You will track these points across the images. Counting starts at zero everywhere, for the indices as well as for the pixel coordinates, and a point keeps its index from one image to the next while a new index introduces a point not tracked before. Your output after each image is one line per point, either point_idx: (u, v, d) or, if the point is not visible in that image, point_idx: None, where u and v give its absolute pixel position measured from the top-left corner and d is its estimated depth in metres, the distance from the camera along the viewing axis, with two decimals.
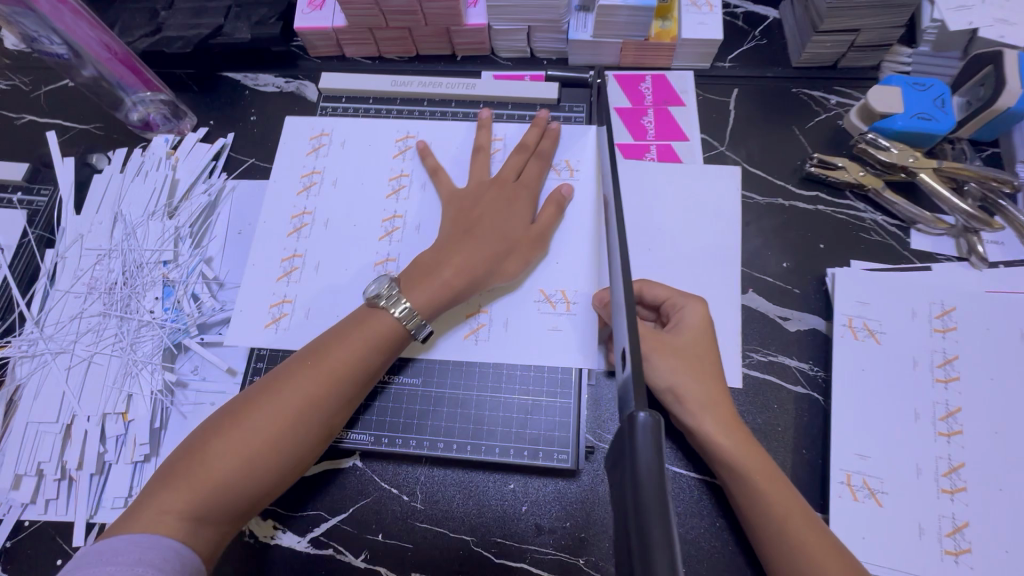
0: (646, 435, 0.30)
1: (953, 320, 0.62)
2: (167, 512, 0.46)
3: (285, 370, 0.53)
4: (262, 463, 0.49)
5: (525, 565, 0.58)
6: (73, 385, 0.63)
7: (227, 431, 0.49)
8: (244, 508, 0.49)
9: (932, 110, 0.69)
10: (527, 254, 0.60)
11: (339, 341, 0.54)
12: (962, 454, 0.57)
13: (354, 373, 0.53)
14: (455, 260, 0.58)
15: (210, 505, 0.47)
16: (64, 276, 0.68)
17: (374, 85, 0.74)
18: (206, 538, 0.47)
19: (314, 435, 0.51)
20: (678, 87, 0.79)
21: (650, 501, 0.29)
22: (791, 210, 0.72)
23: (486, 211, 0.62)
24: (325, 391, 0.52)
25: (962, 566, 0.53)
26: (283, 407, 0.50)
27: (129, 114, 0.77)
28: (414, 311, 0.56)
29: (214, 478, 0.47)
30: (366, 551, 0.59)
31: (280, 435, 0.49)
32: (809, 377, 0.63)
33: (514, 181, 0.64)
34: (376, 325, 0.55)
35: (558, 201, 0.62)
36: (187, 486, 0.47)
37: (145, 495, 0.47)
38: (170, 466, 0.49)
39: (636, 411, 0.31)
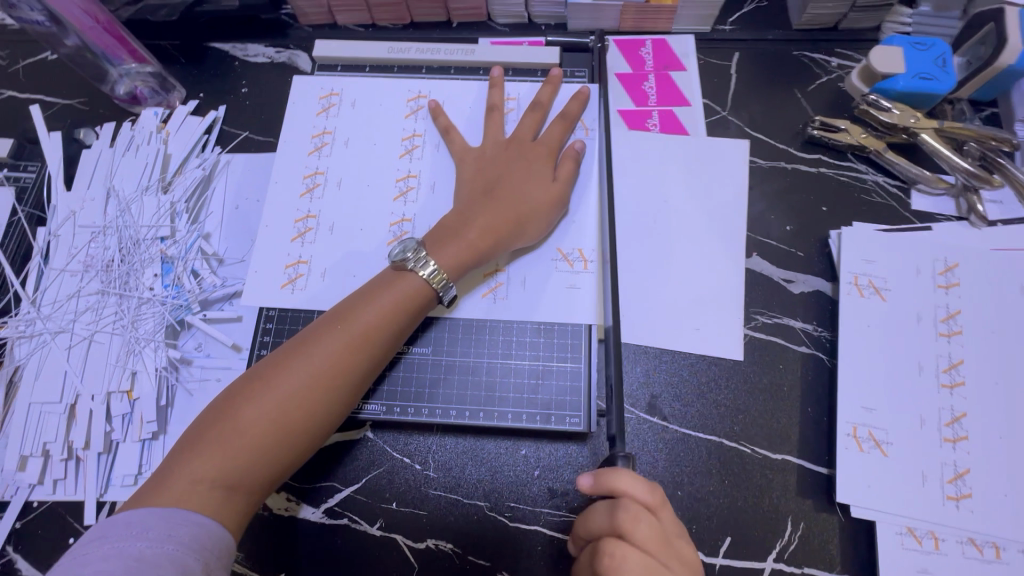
0: None
1: (956, 276, 0.63)
2: (198, 480, 0.45)
3: (310, 334, 0.53)
4: (292, 424, 0.48)
5: (540, 527, 0.59)
6: (75, 363, 0.62)
7: (255, 394, 0.49)
8: (274, 472, 0.48)
9: (934, 70, 0.69)
10: (549, 214, 0.61)
11: (363, 304, 0.54)
12: (964, 404, 0.59)
13: (381, 337, 0.53)
14: (479, 221, 0.58)
15: (242, 470, 0.46)
16: (58, 255, 0.66)
17: (371, 52, 0.72)
18: (238, 505, 0.46)
19: (342, 397, 0.51)
20: (678, 51, 0.78)
21: None
22: (793, 173, 0.72)
23: (504, 171, 0.62)
24: (354, 355, 0.52)
25: (964, 510, 0.56)
26: (312, 368, 0.50)
27: (116, 87, 0.75)
28: (442, 271, 0.56)
29: (245, 441, 0.47)
30: (381, 520, 0.60)
31: (309, 396, 0.49)
32: (814, 338, 0.64)
33: (531, 140, 0.64)
34: (402, 287, 0.55)
35: (574, 156, 0.63)
36: (217, 451, 0.46)
37: (169, 463, 0.46)
38: (196, 431, 0.48)
39: None
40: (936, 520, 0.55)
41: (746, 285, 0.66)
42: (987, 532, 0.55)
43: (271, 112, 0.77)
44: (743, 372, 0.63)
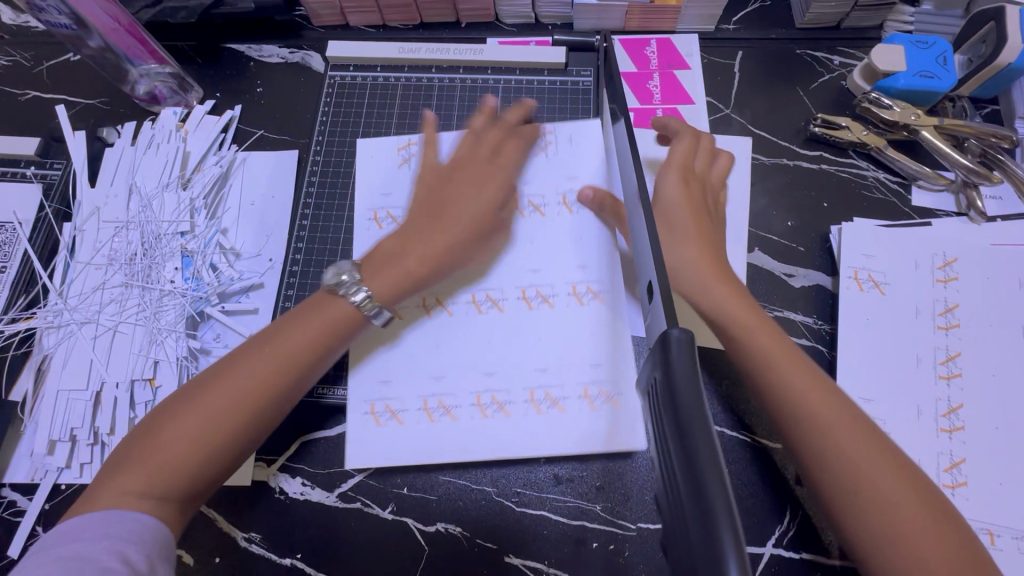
0: (681, 349, 0.34)
1: (954, 271, 0.65)
2: (125, 492, 0.48)
3: (240, 352, 0.54)
4: (215, 442, 0.50)
5: (546, 512, 0.61)
6: (101, 353, 0.65)
7: (181, 412, 0.51)
8: (203, 486, 0.51)
9: (935, 68, 0.70)
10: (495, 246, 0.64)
11: (294, 325, 0.55)
12: (961, 396, 0.60)
13: (312, 353, 0.55)
14: (417, 250, 0.59)
15: (163, 484, 0.49)
16: (83, 249, 0.69)
17: (382, 53, 0.74)
18: (168, 514, 0.49)
19: (266, 414, 0.53)
20: (683, 50, 0.79)
21: (686, 399, 0.32)
22: (795, 170, 0.73)
23: (455, 195, 0.62)
24: (280, 371, 0.53)
25: (959, 498, 0.57)
26: (238, 387, 0.52)
27: (136, 86, 0.77)
28: (373, 296, 0.57)
29: (168, 459, 0.49)
30: (392, 504, 0.62)
31: (231, 415, 0.51)
32: (814, 331, 0.66)
33: (488, 161, 0.65)
34: (330, 309, 0.56)
35: (515, 189, 0.66)
36: (145, 467, 0.49)
37: (99, 479, 0.49)
38: (125, 448, 0.51)
39: (670, 329, 0.35)
40: None
41: (748, 279, 0.68)
42: (983, 519, 0.56)
43: (286, 111, 0.79)
44: None
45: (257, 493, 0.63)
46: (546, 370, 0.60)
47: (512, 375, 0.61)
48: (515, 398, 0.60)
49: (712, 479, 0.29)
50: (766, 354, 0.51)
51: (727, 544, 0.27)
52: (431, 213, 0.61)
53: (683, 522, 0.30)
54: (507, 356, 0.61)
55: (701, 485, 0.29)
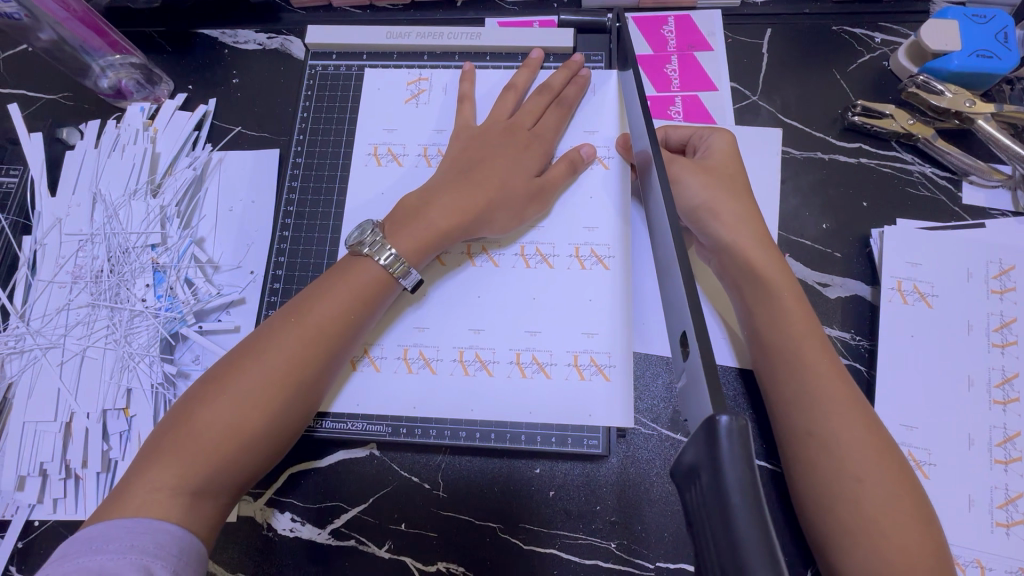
0: (733, 444, 0.26)
1: (1011, 281, 0.58)
2: (158, 490, 0.42)
3: (267, 329, 0.49)
4: (254, 425, 0.45)
5: (555, 550, 0.56)
6: (68, 381, 0.59)
7: (211, 397, 0.45)
8: (245, 475, 0.46)
9: (995, 46, 0.62)
10: (526, 211, 0.57)
11: (322, 294, 0.50)
12: (1017, 423, 0.56)
13: (344, 325, 0.50)
14: (444, 202, 0.54)
15: (204, 479, 0.43)
16: (45, 265, 0.63)
17: (368, 38, 0.66)
18: (205, 511, 0.44)
19: (306, 392, 0.48)
20: (704, 29, 0.71)
21: (743, 519, 0.25)
22: (832, 164, 0.65)
23: (486, 153, 0.58)
24: (313, 346, 0.48)
25: (1013, 537, 0.53)
26: (272, 364, 0.47)
27: (99, 81, 0.70)
28: (400, 257, 0.52)
29: (206, 447, 0.44)
30: (390, 542, 0.57)
31: (270, 394, 0.46)
32: (851, 348, 0.60)
33: (528, 128, 0.60)
34: (363, 276, 0.51)
35: (572, 160, 0.59)
36: (179, 458, 0.43)
37: (128, 474, 0.43)
38: (153, 440, 0.45)
39: (717, 415, 0.27)
40: (982, 547, 0.53)
41: None
42: None
43: (264, 105, 0.72)
44: None
45: (242, 530, 0.58)
46: (592, 334, 0.55)
47: (555, 335, 0.56)
48: (558, 359, 0.55)
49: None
50: (805, 357, 0.50)
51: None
52: (462, 170, 0.57)
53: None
54: (553, 313, 0.56)
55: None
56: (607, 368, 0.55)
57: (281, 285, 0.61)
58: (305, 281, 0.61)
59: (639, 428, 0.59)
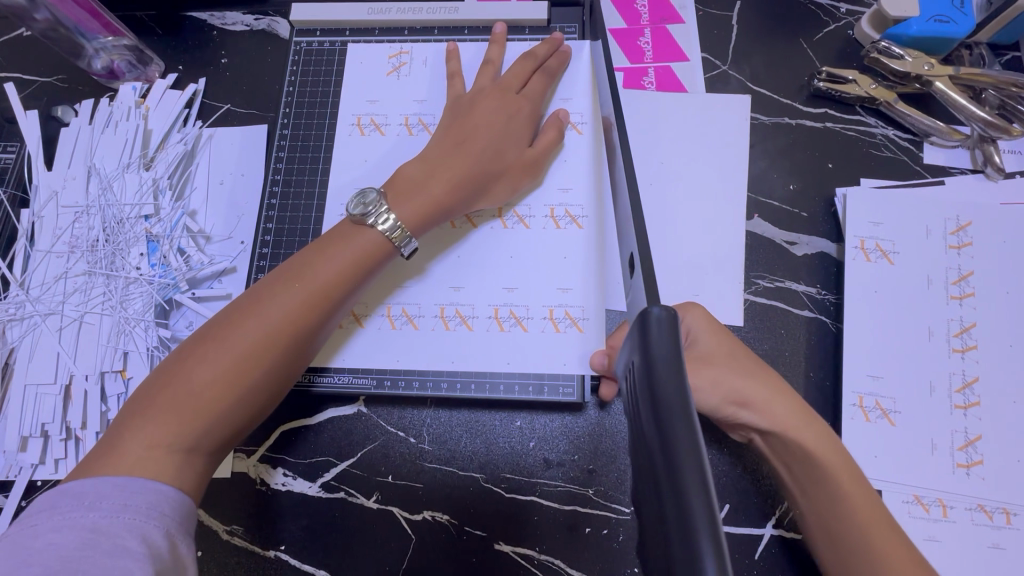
0: (662, 326, 0.34)
1: (969, 236, 0.60)
2: (153, 445, 0.43)
3: (263, 290, 0.50)
4: (250, 381, 0.47)
5: (535, 497, 0.59)
6: (67, 345, 0.62)
7: (207, 353, 0.47)
8: (237, 430, 0.48)
9: (951, 11, 0.65)
10: (519, 179, 0.59)
11: (317, 258, 0.52)
12: (976, 368, 0.57)
13: (339, 291, 0.52)
14: (444, 172, 0.56)
15: (200, 433, 0.45)
16: (44, 237, 0.65)
17: (351, 15, 0.69)
18: (198, 466, 0.45)
19: (299, 351, 0.50)
20: (676, 3, 0.74)
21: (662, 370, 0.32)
22: (799, 129, 0.68)
23: (480, 118, 0.59)
24: (309, 310, 0.50)
25: (974, 478, 0.54)
26: (268, 324, 0.48)
27: (92, 62, 0.72)
28: (403, 225, 0.54)
29: (202, 403, 0.45)
30: (377, 493, 0.60)
31: (265, 352, 0.48)
32: (817, 302, 0.62)
33: (517, 92, 0.61)
34: (359, 241, 0.53)
35: (557, 124, 0.61)
36: (175, 413, 0.44)
37: (120, 426, 0.44)
38: (146, 395, 0.45)
39: (651, 308, 0.35)
40: (944, 488, 0.54)
41: (746, 248, 0.64)
42: (998, 498, 0.53)
43: (253, 83, 0.74)
44: (743, 340, 0.61)
45: (236, 485, 0.60)
46: (566, 290, 0.59)
47: (531, 290, 0.59)
48: (534, 314, 0.58)
49: (695, 492, 0.28)
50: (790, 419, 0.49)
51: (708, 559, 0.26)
52: (457, 140, 0.57)
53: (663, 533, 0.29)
54: (528, 272, 0.59)
55: (685, 502, 0.28)
56: (579, 321, 0.58)
57: (269, 252, 0.63)
58: (292, 247, 0.63)
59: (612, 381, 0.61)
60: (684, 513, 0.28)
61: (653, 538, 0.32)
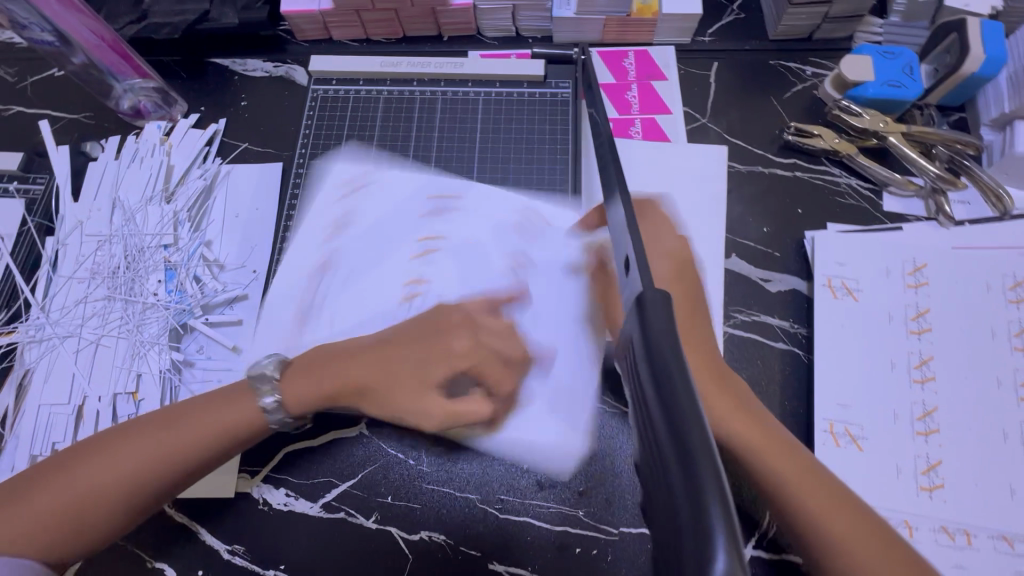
0: (658, 308, 0.34)
1: (924, 276, 0.66)
2: (45, 512, 0.50)
3: (197, 405, 0.55)
4: (128, 496, 0.52)
5: (529, 518, 0.61)
6: (82, 366, 0.65)
7: (118, 451, 0.52)
8: (112, 527, 0.52)
9: (902, 77, 0.73)
10: (481, 295, 0.62)
11: (235, 400, 0.56)
12: (935, 399, 0.62)
13: (224, 439, 0.54)
14: (398, 316, 0.60)
15: (72, 517, 0.50)
16: (65, 262, 0.69)
17: (364, 67, 0.76)
18: (62, 546, 0.50)
19: (179, 480, 0.54)
20: (660, 62, 0.81)
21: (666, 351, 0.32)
22: (770, 176, 0.75)
23: (454, 242, 0.64)
24: (203, 448, 0.53)
25: (937, 500, 0.58)
26: (161, 456, 0.52)
27: (119, 101, 0.78)
28: (310, 369, 0.57)
29: (80, 493, 0.50)
30: (376, 513, 0.62)
31: (158, 477, 0.52)
32: (790, 335, 0.67)
33: (497, 217, 0.67)
34: (250, 404, 0.56)
35: (549, 192, 0.67)
36: (55, 492, 0.50)
37: (30, 481, 0.51)
38: (62, 461, 0.52)
39: (645, 294, 0.35)
40: (909, 510, 0.58)
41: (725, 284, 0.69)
42: (959, 521, 0.57)
43: (270, 124, 0.80)
44: None
45: (241, 504, 0.63)
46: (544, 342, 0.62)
47: (517, 340, 0.62)
48: None
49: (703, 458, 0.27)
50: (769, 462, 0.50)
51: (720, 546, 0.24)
52: (409, 279, 0.63)
53: (672, 514, 0.27)
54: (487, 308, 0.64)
55: (694, 472, 0.26)
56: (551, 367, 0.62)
57: (282, 282, 0.68)
58: (304, 279, 0.68)
59: (602, 406, 0.65)
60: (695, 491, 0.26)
61: (660, 526, 0.30)
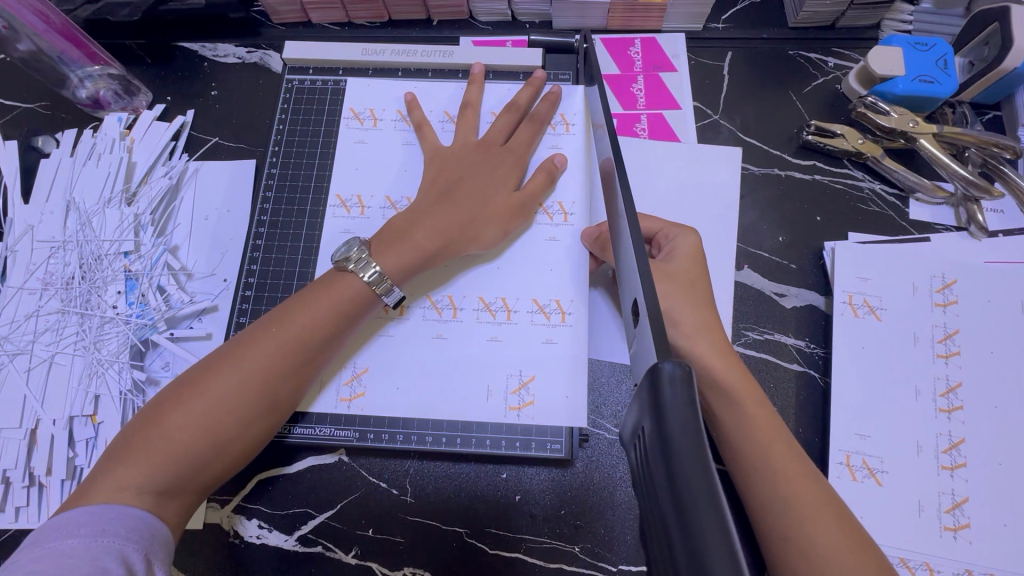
0: (673, 386, 0.27)
1: (954, 294, 0.61)
2: (124, 488, 0.43)
3: (248, 335, 0.50)
4: (223, 427, 0.46)
5: (520, 554, 0.57)
6: (35, 387, 0.59)
7: (188, 398, 0.46)
8: (213, 476, 0.47)
9: (936, 71, 0.66)
10: (508, 223, 0.59)
11: (301, 306, 0.52)
12: (962, 430, 0.57)
13: (315, 340, 0.51)
14: (429, 222, 0.56)
15: (171, 479, 0.44)
16: (16, 271, 0.63)
17: (344, 54, 0.68)
18: (172, 512, 0.45)
19: (272, 401, 0.49)
20: (669, 51, 0.74)
21: (681, 445, 0.25)
22: (787, 180, 0.69)
23: (466, 172, 0.60)
24: (286, 358, 0.49)
25: (961, 541, 0.54)
26: (242, 377, 0.48)
27: (76, 91, 0.71)
28: (385, 273, 0.54)
29: (174, 447, 0.45)
30: (356, 547, 0.58)
31: (247, 397, 0.47)
32: (806, 355, 0.62)
33: (501, 145, 0.63)
34: (345, 290, 0.53)
35: (549, 170, 0.61)
36: (142, 459, 0.44)
37: (98, 469, 0.45)
38: (124, 439, 0.46)
39: (660, 362, 0.28)
40: (931, 552, 0.53)
41: (735, 299, 0.64)
42: (983, 564, 0.53)
43: (242, 116, 0.73)
44: None
45: (209, 536, 0.58)
46: (552, 340, 0.58)
47: (519, 342, 0.58)
48: (521, 305, 0.59)
49: None
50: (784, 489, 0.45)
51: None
52: (442, 191, 0.59)
53: None
54: (512, 248, 0.61)
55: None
56: (527, 374, 0.57)
57: (252, 294, 0.62)
58: (275, 293, 0.62)
59: (601, 431, 0.61)
60: (691, 548, 0.22)
61: None
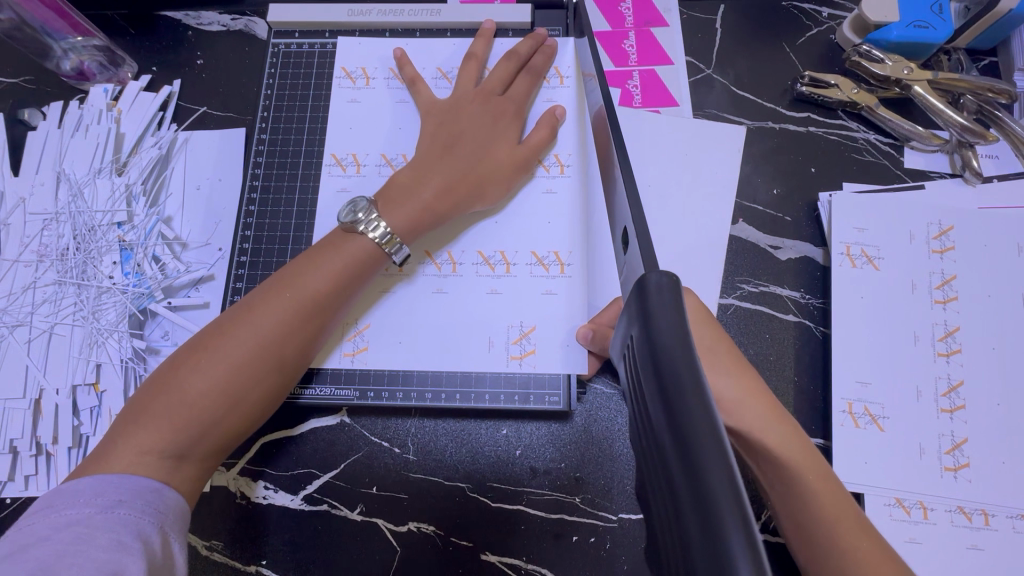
0: (663, 300, 0.28)
1: (951, 240, 0.61)
2: (144, 451, 0.44)
3: (255, 296, 0.50)
4: (239, 387, 0.47)
5: (522, 506, 0.58)
6: (36, 358, 0.60)
7: (201, 361, 0.47)
8: (230, 437, 0.48)
9: (930, 16, 0.65)
10: (511, 176, 0.59)
11: (306, 267, 0.52)
12: (960, 372, 0.58)
13: (324, 300, 0.51)
14: (435, 180, 0.56)
15: (189, 441, 0.45)
16: (10, 244, 0.63)
17: (331, 16, 0.68)
18: (191, 473, 0.46)
19: (286, 360, 0.49)
20: (660, 5, 0.73)
21: (674, 357, 0.26)
22: (782, 133, 0.68)
23: (466, 128, 0.59)
24: (297, 318, 0.50)
25: (961, 481, 0.55)
26: (254, 338, 0.48)
27: (61, 63, 0.70)
28: (393, 232, 0.54)
29: (192, 411, 0.45)
30: (361, 505, 0.59)
31: (260, 356, 0.48)
32: (801, 306, 0.62)
33: (499, 94, 0.62)
34: (348, 249, 0.53)
35: (549, 121, 0.61)
36: (161, 423, 0.45)
37: (113, 433, 0.45)
38: (138, 404, 0.46)
39: (648, 275, 0.30)
40: (928, 491, 0.55)
41: (731, 253, 0.64)
42: (978, 500, 0.54)
43: (230, 85, 0.72)
44: None
45: (216, 499, 0.59)
46: (551, 293, 0.58)
47: (517, 298, 0.58)
48: (520, 258, 0.59)
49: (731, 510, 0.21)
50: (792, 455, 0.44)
51: (732, 526, 0.21)
52: (442, 144, 0.58)
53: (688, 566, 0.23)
54: (514, 202, 0.61)
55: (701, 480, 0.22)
56: (527, 325, 0.57)
57: (248, 259, 0.62)
58: (271, 258, 0.62)
59: (601, 385, 0.61)
60: (692, 448, 0.23)
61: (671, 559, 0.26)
